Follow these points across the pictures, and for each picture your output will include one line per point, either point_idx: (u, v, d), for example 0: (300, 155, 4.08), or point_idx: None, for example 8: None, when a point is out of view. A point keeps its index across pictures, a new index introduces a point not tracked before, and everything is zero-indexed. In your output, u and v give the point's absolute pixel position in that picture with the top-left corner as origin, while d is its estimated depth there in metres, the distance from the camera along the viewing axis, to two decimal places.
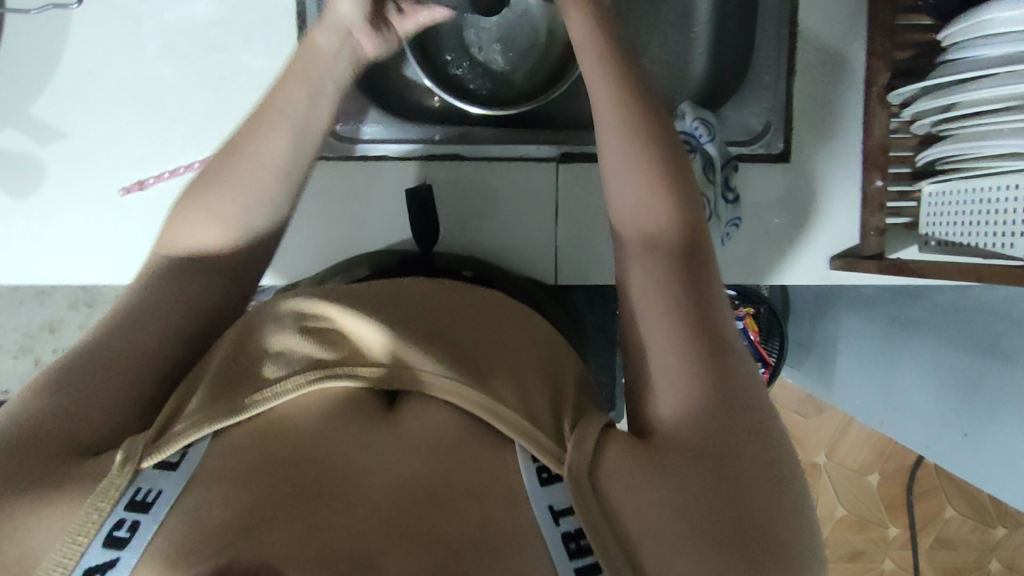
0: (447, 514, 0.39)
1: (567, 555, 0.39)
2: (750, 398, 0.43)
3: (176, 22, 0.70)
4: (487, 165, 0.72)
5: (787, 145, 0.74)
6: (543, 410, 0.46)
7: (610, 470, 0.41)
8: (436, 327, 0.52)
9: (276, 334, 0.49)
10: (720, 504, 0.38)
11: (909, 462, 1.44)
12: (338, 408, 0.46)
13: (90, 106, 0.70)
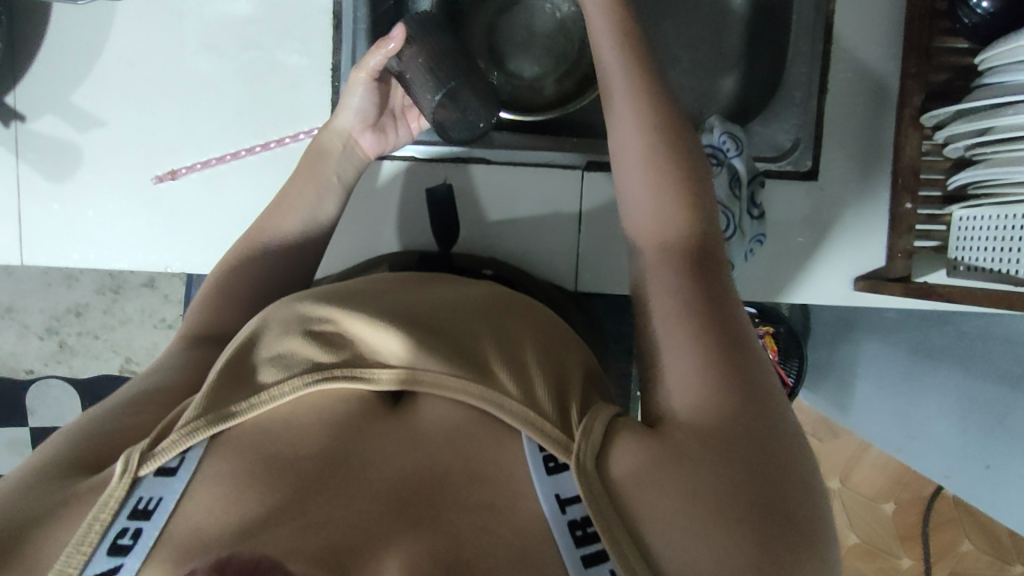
0: (450, 504, 0.40)
1: (574, 543, 0.39)
2: (768, 395, 0.42)
3: (215, 19, 0.72)
4: (512, 170, 0.73)
5: (815, 163, 0.73)
6: (544, 386, 0.46)
7: (620, 462, 0.41)
8: (440, 322, 0.49)
9: (275, 337, 0.47)
10: (733, 494, 0.38)
11: (925, 492, 1.41)
12: (345, 409, 0.45)
13: (128, 95, 0.72)
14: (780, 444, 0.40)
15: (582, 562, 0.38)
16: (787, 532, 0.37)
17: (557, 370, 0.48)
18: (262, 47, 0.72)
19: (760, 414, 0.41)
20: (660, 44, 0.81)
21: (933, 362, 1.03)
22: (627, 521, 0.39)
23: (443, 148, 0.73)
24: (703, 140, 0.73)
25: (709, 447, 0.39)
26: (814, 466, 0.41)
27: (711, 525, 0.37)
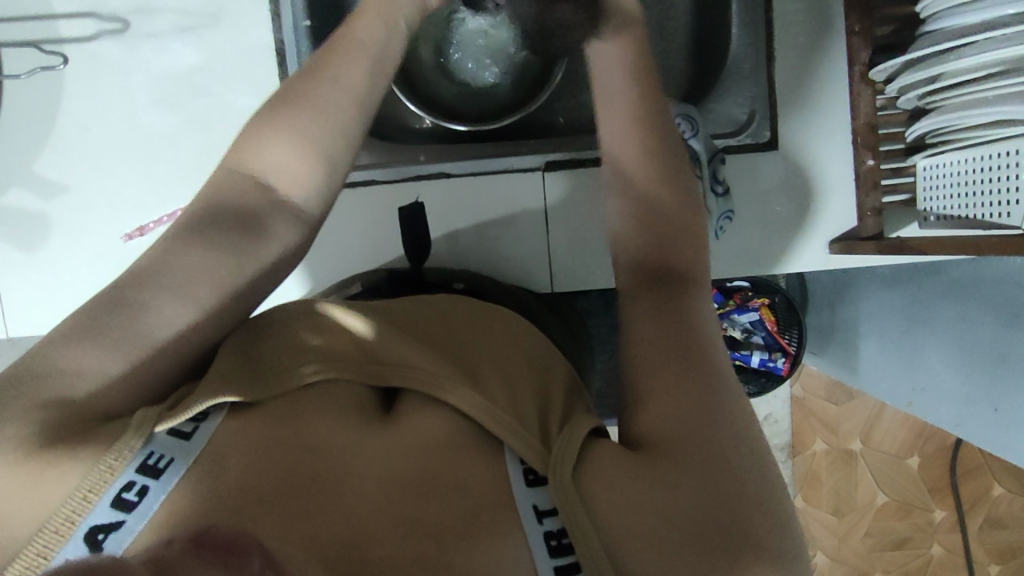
0: (434, 503, 0.41)
1: (548, 553, 0.39)
2: (734, 410, 0.43)
3: (162, 71, 0.72)
4: (474, 179, 0.72)
5: (773, 133, 0.72)
6: (525, 401, 0.47)
7: (591, 471, 0.42)
8: (435, 337, 0.52)
9: (295, 329, 0.50)
10: (691, 510, 0.40)
11: (949, 442, 1.39)
12: (340, 403, 0.46)
13: (92, 156, 0.73)
14: (743, 461, 0.41)
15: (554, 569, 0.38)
16: (745, 548, 0.38)
17: (540, 389, 0.50)
18: (215, 90, 0.73)
19: (724, 429, 0.42)
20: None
21: (930, 310, 1.02)
22: (595, 523, 0.40)
23: (403, 168, 0.74)
24: None
25: (672, 463, 0.41)
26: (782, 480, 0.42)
27: (670, 538, 0.39)
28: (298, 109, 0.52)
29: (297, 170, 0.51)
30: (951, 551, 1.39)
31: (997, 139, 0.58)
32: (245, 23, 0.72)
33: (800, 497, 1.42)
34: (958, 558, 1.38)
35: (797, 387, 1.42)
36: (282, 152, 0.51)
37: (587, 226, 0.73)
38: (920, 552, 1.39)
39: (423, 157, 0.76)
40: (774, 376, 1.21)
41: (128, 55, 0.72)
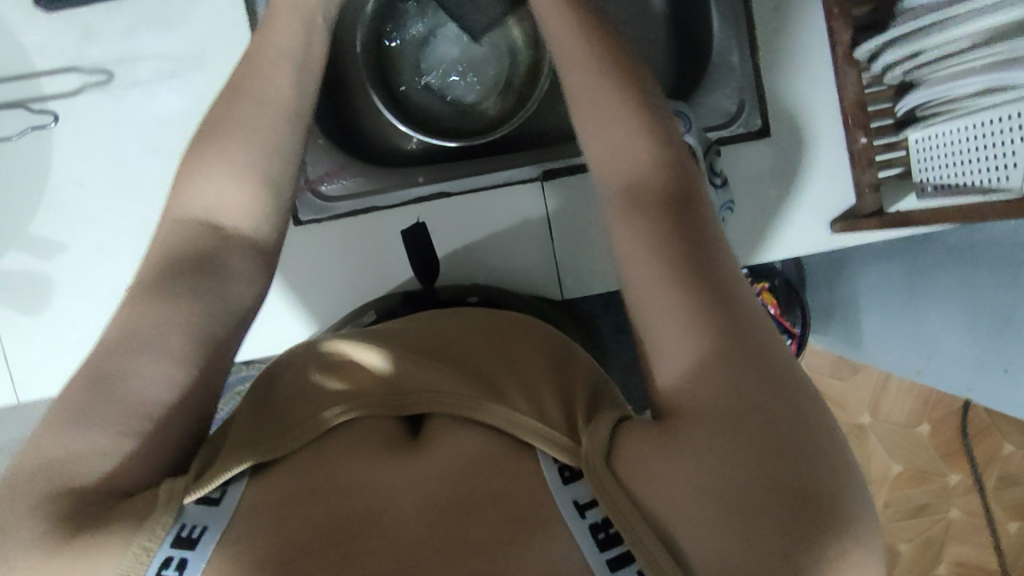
0: (475, 520, 0.40)
1: (597, 546, 0.39)
2: (770, 352, 0.40)
3: (150, 118, 0.72)
4: (474, 196, 0.72)
5: (765, 120, 0.74)
6: (546, 399, 0.47)
7: (627, 451, 0.41)
8: (448, 358, 0.52)
9: (310, 375, 0.51)
10: (740, 473, 0.37)
11: (956, 406, 1.41)
12: (365, 437, 0.46)
13: (88, 213, 0.72)
14: (788, 406, 0.38)
15: (610, 565, 0.38)
16: (805, 504, 0.35)
17: (563, 386, 0.49)
18: None
19: (761, 374, 0.39)
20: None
21: (928, 277, 1.03)
22: (643, 511, 0.39)
23: (402, 191, 0.74)
24: None
25: (710, 423, 0.38)
26: (832, 421, 0.39)
27: (723, 509, 0.36)
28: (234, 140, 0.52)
29: (238, 200, 0.51)
30: (970, 513, 1.41)
31: (999, 104, 0.58)
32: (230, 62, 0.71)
33: None
34: (979, 519, 1.40)
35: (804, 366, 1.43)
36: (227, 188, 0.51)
37: (592, 231, 0.73)
38: (939, 517, 1.42)
39: (422, 178, 0.75)
40: None
41: (116, 106, 0.71)
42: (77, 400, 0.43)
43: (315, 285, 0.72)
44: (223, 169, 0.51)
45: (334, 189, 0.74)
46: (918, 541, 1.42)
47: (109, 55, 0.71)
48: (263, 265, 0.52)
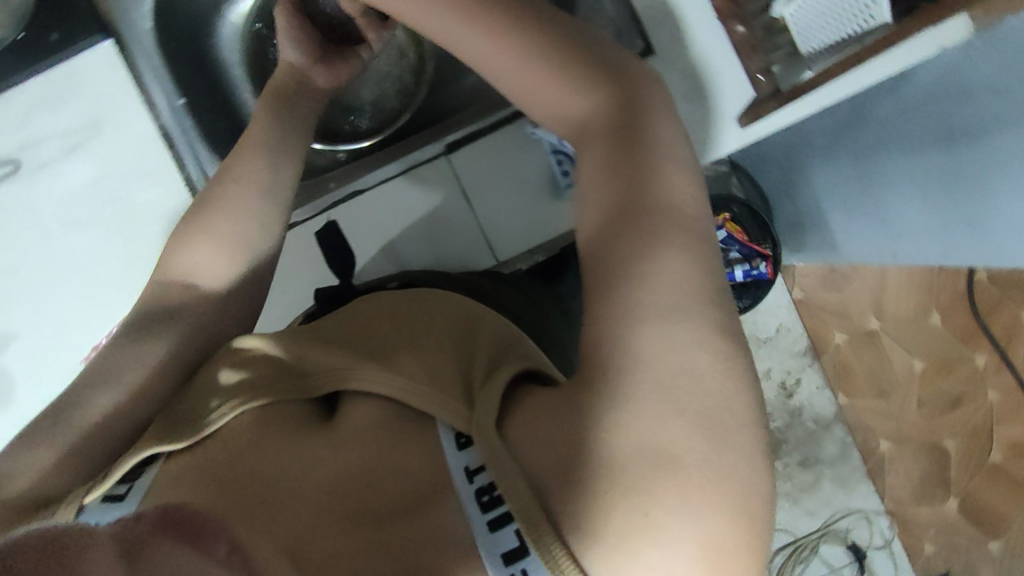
0: (377, 494, 0.42)
1: (481, 509, 0.39)
2: (667, 289, 0.40)
3: (64, 195, 0.73)
4: (385, 187, 0.73)
5: (646, 40, 0.72)
6: (449, 370, 0.47)
7: (523, 421, 0.42)
8: (358, 339, 0.53)
9: (221, 370, 0.51)
10: (606, 423, 0.38)
11: (963, 286, 1.38)
12: (271, 420, 0.48)
13: (30, 301, 0.73)
14: (672, 354, 0.38)
15: (488, 526, 0.38)
16: (663, 455, 0.37)
17: (468, 353, 0.50)
18: (121, 194, 0.73)
19: (652, 318, 0.39)
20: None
21: (875, 154, 1.00)
22: (525, 471, 0.39)
23: (315, 200, 0.74)
24: None
25: (592, 377, 0.40)
26: (725, 372, 0.39)
27: (589, 462, 0.38)
28: (202, 214, 0.59)
29: (208, 265, 0.57)
30: (1010, 391, 1.37)
31: None
32: (126, 123, 0.73)
33: (841, 393, 1.40)
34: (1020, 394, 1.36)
35: (800, 291, 1.40)
36: (195, 256, 0.57)
37: (507, 192, 0.73)
38: (978, 403, 1.37)
39: (333, 182, 0.76)
40: (764, 282, 1.20)
41: (27, 192, 0.72)
42: (45, 424, 0.51)
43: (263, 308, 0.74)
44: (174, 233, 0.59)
45: None
46: (963, 432, 1.38)
47: (10, 146, 0.72)
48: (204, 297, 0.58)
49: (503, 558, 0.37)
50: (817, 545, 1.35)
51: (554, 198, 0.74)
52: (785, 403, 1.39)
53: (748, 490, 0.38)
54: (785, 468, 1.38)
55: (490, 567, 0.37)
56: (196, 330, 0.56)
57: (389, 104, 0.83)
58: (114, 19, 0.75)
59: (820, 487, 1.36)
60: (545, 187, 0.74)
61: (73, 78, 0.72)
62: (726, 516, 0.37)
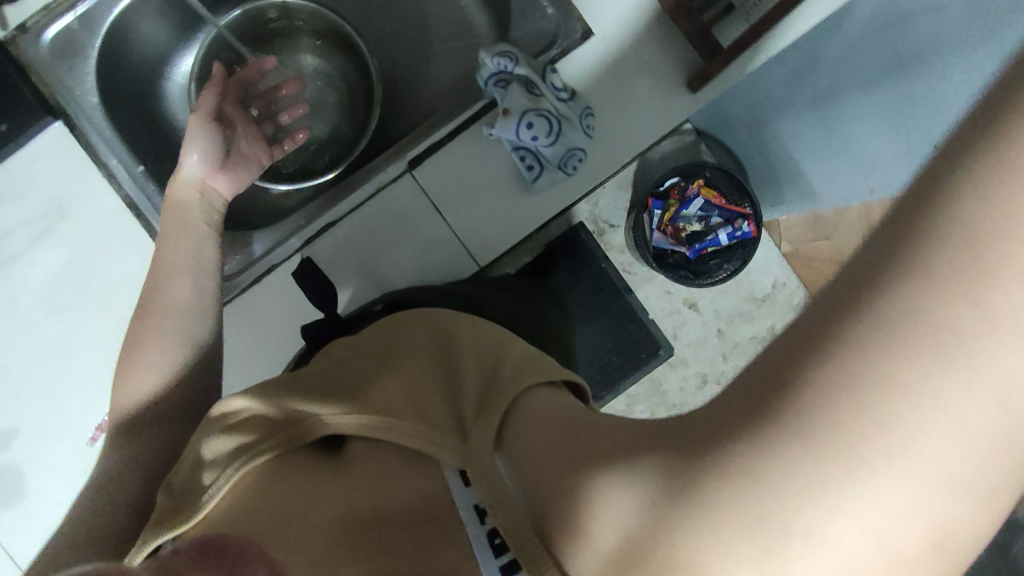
0: (408, 549, 0.34)
1: (493, 552, 0.32)
2: (930, 439, 0.23)
3: (43, 279, 0.72)
4: (357, 214, 0.73)
5: (584, 22, 0.72)
6: (437, 403, 0.41)
7: (523, 458, 0.36)
8: (351, 382, 0.46)
9: (205, 439, 0.42)
10: (680, 541, 0.27)
11: None
12: (272, 487, 0.39)
13: (28, 390, 0.73)
14: (877, 509, 0.23)
15: (502, 573, 0.31)
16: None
17: (473, 374, 0.43)
18: (96, 269, 0.72)
19: (867, 441, 0.23)
20: (423, 35, 0.87)
21: None
22: (528, 511, 0.33)
23: (290, 239, 0.75)
24: (483, 74, 0.74)
25: (666, 452, 0.29)
26: (939, 545, 0.24)
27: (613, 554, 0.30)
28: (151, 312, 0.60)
29: (153, 363, 0.57)
30: None
31: None
32: (93, 197, 0.72)
33: None
34: None
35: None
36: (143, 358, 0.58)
37: (476, 196, 0.73)
38: None
39: (304, 219, 0.77)
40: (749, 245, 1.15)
41: (7, 284, 0.72)
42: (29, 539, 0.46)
43: (252, 356, 0.73)
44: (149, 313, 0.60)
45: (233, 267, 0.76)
46: None
47: None
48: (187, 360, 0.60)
49: None
50: None
51: (525, 193, 0.74)
52: None
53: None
54: None
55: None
56: (182, 401, 0.57)
57: (345, 134, 0.89)
58: (57, 96, 0.73)
59: None
60: (515, 184, 0.74)
61: (33, 163, 0.71)
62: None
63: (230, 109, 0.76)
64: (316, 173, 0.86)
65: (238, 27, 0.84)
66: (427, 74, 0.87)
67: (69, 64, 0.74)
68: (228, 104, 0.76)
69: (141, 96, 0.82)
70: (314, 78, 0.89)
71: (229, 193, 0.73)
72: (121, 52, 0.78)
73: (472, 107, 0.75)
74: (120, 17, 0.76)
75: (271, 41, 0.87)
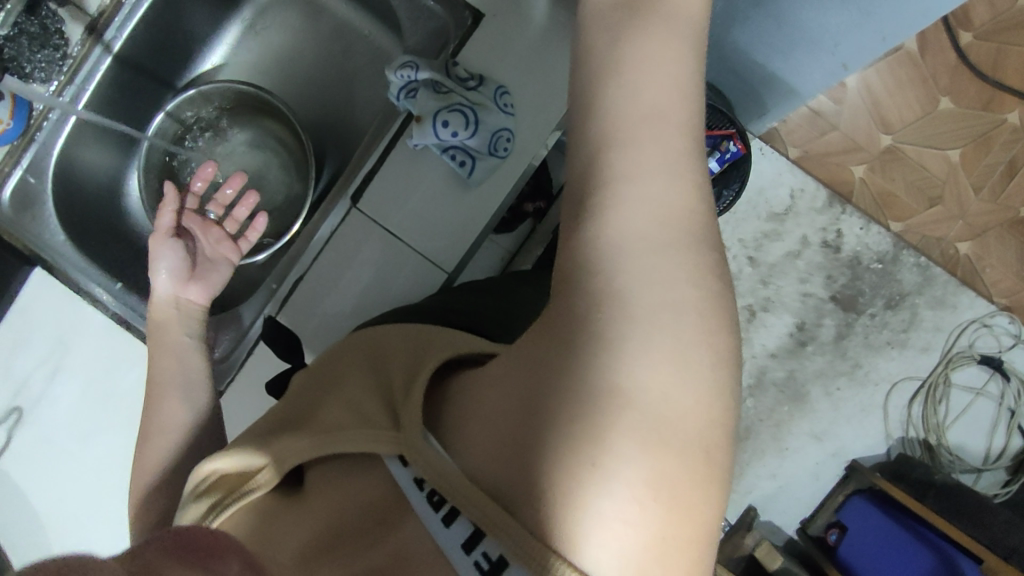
0: (364, 543, 0.37)
1: (435, 509, 0.35)
2: (686, 219, 0.35)
3: (64, 415, 0.76)
4: (316, 264, 0.75)
5: (471, 9, 0.74)
6: (370, 403, 0.42)
7: (455, 424, 0.38)
8: (303, 410, 0.47)
9: (181, 514, 0.44)
10: (584, 361, 0.33)
11: (953, 57, 1.31)
12: (251, 525, 0.42)
13: (83, 519, 0.76)
14: (665, 285, 0.33)
15: (442, 522, 0.35)
16: (626, 392, 0.32)
17: (406, 367, 0.44)
18: (110, 389, 0.76)
19: (652, 254, 0.34)
20: (342, 76, 0.90)
21: None
22: (460, 466, 0.36)
23: (266, 309, 0.78)
24: (392, 87, 0.74)
25: (543, 332, 0.36)
26: (721, 288, 0.35)
27: (535, 420, 0.34)
28: (158, 413, 0.64)
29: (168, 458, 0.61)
30: None
31: None
32: (85, 324, 0.77)
33: (892, 221, 1.30)
34: None
35: (794, 149, 1.30)
36: (160, 455, 0.62)
37: (418, 206, 0.74)
38: None
39: (276, 283, 0.80)
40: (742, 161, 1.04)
41: (35, 428, 0.76)
42: None
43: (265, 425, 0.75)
44: (160, 414, 0.64)
45: (225, 346, 0.82)
46: None
47: (6, 396, 0.77)
48: (201, 445, 0.63)
49: (463, 547, 0.34)
50: (948, 377, 1.25)
51: (465, 189, 0.73)
52: (836, 258, 1.26)
53: (721, 437, 0.33)
54: (872, 320, 1.26)
55: (455, 562, 0.34)
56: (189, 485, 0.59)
57: (294, 188, 0.91)
58: (27, 244, 0.78)
59: (920, 318, 1.25)
60: (452, 184, 0.73)
61: (28, 311, 0.77)
62: (696, 466, 0.32)
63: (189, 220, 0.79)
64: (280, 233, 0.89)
65: (168, 131, 0.87)
66: (356, 110, 0.89)
67: (32, 214, 0.79)
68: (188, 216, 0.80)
69: (105, 220, 0.87)
70: (253, 149, 0.92)
71: (206, 300, 0.75)
72: (74, 187, 0.84)
73: (395, 123, 0.77)
74: (61, 155, 0.81)
75: (202, 126, 0.90)
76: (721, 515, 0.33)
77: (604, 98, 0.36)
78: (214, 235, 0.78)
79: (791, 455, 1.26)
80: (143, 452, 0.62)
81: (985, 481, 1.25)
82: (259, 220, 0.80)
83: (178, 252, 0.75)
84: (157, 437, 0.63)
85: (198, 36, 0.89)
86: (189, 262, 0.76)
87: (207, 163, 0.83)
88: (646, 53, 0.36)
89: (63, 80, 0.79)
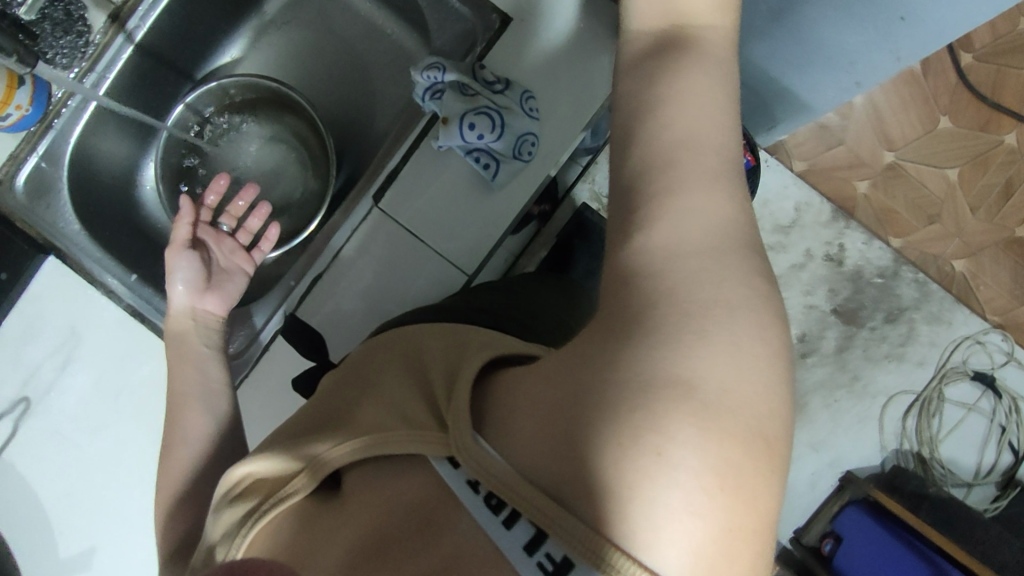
0: (412, 543, 0.36)
1: (493, 512, 0.35)
2: (739, 222, 0.36)
3: (75, 405, 0.75)
4: (336, 262, 0.75)
5: (499, 12, 0.74)
6: (411, 402, 0.42)
7: (500, 420, 0.38)
8: (336, 409, 0.47)
9: (219, 519, 0.45)
10: (638, 358, 0.33)
11: (954, 78, 1.34)
12: (293, 527, 0.42)
13: (91, 511, 0.75)
14: (729, 289, 0.34)
15: (503, 524, 0.34)
16: (685, 385, 0.32)
17: (444, 366, 0.45)
18: (122, 381, 0.76)
19: (714, 263, 0.34)
20: (362, 74, 0.90)
21: None
22: (510, 464, 0.36)
23: (285, 306, 0.78)
24: (418, 87, 0.74)
25: (593, 335, 0.36)
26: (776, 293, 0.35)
27: (590, 416, 0.34)
28: (187, 414, 0.65)
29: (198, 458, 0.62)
30: None
31: None
32: (99, 315, 0.76)
33: (893, 237, 1.32)
34: None
35: (799, 162, 1.32)
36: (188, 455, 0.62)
37: (442, 207, 0.74)
38: None
39: (294, 279, 0.80)
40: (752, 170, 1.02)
41: (45, 418, 0.75)
42: None
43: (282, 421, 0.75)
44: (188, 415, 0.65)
45: (240, 343, 0.81)
46: None
47: (16, 385, 0.76)
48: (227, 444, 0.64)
49: (526, 549, 0.33)
50: (942, 391, 1.27)
51: (489, 193, 0.74)
52: (836, 271, 1.27)
53: (778, 426, 0.33)
54: (872, 334, 1.27)
55: (516, 563, 0.33)
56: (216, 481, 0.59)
57: (311, 185, 0.91)
58: (42, 232, 0.77)
59: (917, 333, 1.27)
60: (476, 188, 0.74)
61: (40, 299, 0.76)
62: (757, 457, 0.32)
63: (203, 232, 0.78)
64: (297, 229, 0.89)
65: (187, 121, 0.87)
66: (376, 108, 0.90)
67: (47, 202, 0.79)
68: (201, 226, 0.79)
69: (120, 211, 0.86)
70: (269, 143, 0.92)
71: (223, 312, 0.75)
72: (89, 175, 0.83)
73: (419, 123, 0.77)
74: (78, 144, 0.80)
75: (218, 120, 0.90)
76: (778, 505, 0.33)
77: (660, 113, 0.37)
78: (229, 246, 0.79)
79: (788, 463, 1.27)
80: (171, 451, 0.63)
81: (977, 496, 1.27)
82: (274, 231, 0.80)
83: (196, 266, 0.74)
84: (185, 435, 0.64)
85: (219, 29, 0.89)
86: (206, 275, 0.75)
87: (220, 176, 0.82)
88: (695, 75, 0.38)
89: (85, 67, 0.77)
